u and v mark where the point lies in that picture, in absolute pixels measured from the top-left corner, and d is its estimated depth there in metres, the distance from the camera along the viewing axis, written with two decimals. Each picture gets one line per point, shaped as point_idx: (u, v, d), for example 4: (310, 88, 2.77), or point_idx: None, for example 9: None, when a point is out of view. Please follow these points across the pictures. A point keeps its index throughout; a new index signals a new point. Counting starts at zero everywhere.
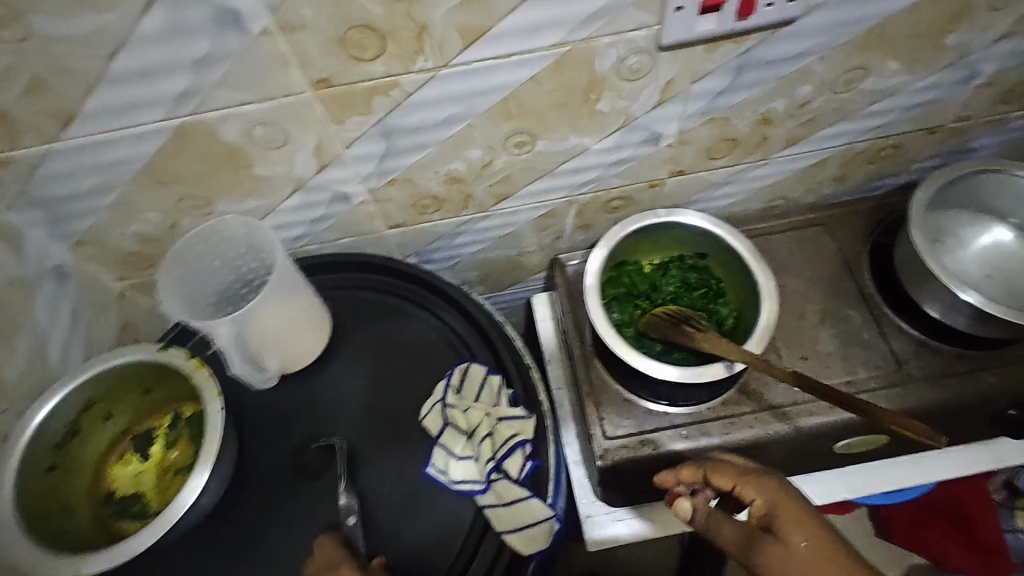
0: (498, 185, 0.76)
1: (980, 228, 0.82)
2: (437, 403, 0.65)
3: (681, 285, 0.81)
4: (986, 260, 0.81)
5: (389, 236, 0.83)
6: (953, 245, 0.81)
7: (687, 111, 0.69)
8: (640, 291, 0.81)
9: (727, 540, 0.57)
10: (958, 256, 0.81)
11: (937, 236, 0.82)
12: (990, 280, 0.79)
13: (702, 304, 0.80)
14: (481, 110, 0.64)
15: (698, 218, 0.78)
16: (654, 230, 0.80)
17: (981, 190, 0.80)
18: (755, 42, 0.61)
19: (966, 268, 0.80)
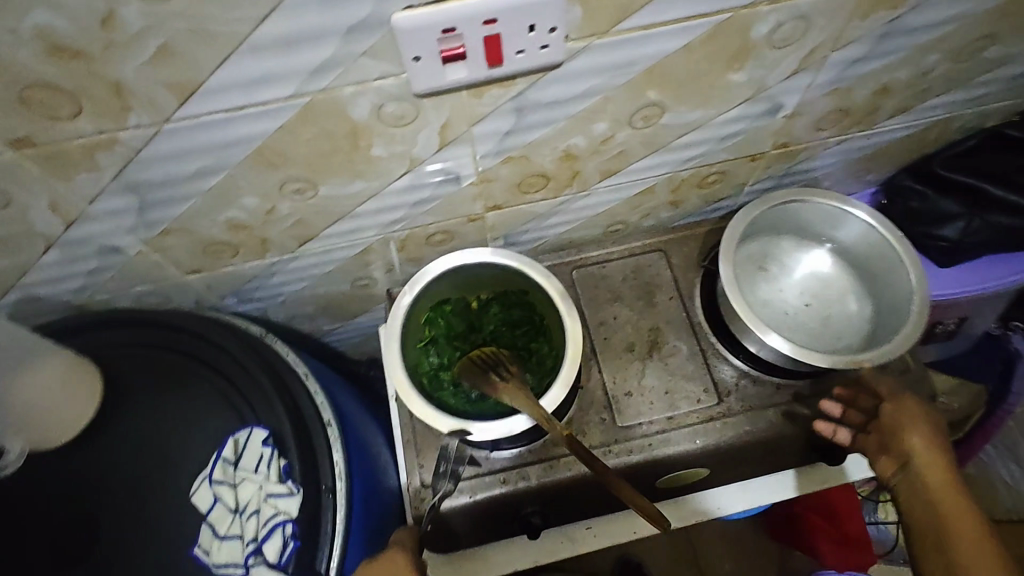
0: (295, 228, 0.71)
1: (801, 253, 0.83)
2: (204, 480, 0.61)
3: (502, 323, 0.77)
4: (805, 287, 0.81)
5: (192, 281, 0.77)
6: (777, 272, 0.81)
7: (479, 151, 0.65)
8: (459, 332, 0.77)
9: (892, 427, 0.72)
10: (781, 284, 0.81)
11: (762, 263, 0.81)
12: (808, 308, 0.79)
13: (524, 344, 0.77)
14: (234, 161, 0.58)
15: (511, 258, 0.76)
16: (472, 268, 0.77)
17: (799, 216, 0.80)
18: (526, 85, 0.57)
19: (788, 296, 0.80)
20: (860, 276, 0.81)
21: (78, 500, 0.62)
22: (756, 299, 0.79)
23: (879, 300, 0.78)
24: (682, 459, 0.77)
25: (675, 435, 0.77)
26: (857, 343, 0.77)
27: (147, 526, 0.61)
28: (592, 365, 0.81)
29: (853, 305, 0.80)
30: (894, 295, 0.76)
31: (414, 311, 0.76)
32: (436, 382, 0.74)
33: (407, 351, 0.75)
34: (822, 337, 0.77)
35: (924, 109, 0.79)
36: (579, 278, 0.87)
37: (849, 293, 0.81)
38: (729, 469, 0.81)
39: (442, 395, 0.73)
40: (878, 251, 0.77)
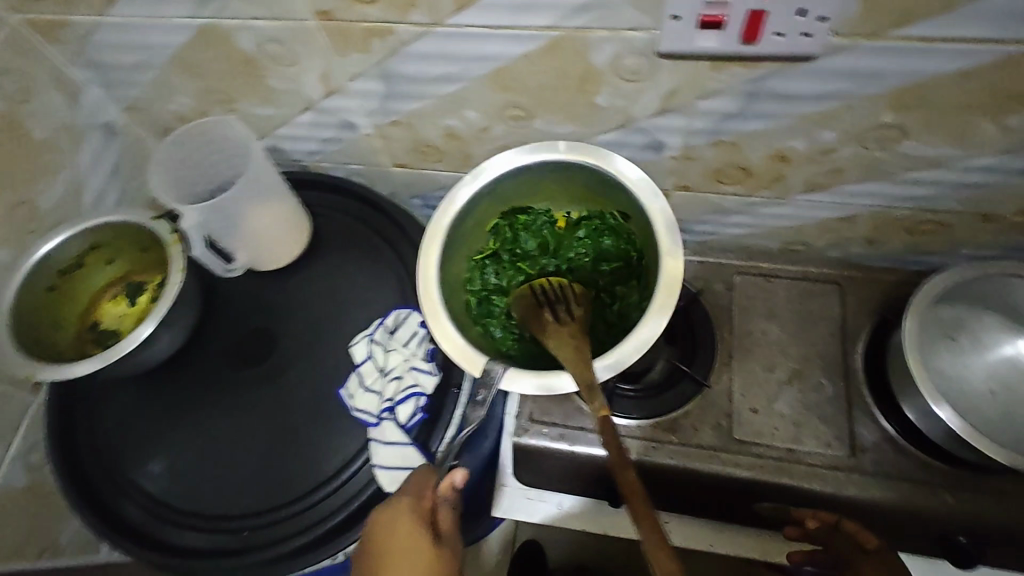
0: (498, 152, 0.77)
1: (1003, 339, 0.73)
2: (365, 338, 0.70)
3: (546, 237, 0.70)
4: (994, 374, 0.72)
5: (395, 174, 0.87)
6: (965, 348, 0.73)
7: (692, 126, 0.66)
8: (526, 250, 0.70)
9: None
10: (966, 361, 0.73)
11: (953, 333, 0.74)
12: (993, 397, 0.71)
13: (606, 286, 0.68)
14: (474, 75, 0.64)
15: (613, 162, 0.63)
16: (554, 168, 0.66)
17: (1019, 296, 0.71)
18: (769, 71, 0.56)
19: (971, 376, 0.72)
20: None
21: (268, 318, 0.75)
22: (932, 367, 0.72)
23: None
24: (787, 495, 0.74)
25: (790, 468, 0.74)
26: None
27: (312, 358, 0.72)
28: (725, 370, 0.80)
29: None
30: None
31: (474, 213, 0.67)
32: (485, 306, 0.68)
33: (456, 260, 0.68)
34: (999, 431, 0.69)
35: None
36: (739, 284, 0.85)
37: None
38: None
39: (488, 321, 0.67)
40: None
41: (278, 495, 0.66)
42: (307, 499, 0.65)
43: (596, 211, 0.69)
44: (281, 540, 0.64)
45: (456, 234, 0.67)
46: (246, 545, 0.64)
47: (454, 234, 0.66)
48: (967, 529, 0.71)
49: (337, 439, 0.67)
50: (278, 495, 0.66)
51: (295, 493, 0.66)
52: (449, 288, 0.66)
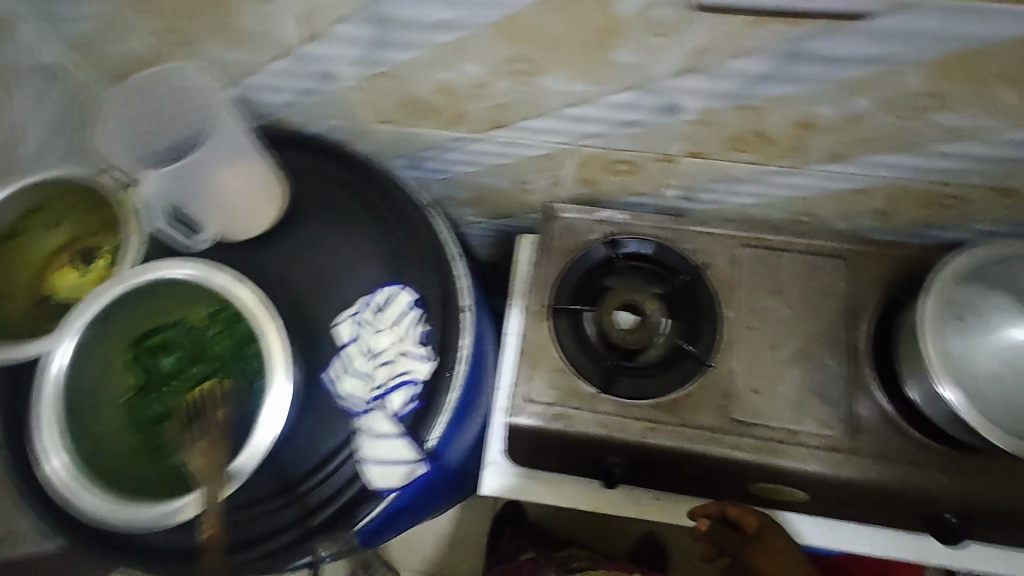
0: (497, 110, 0.70)
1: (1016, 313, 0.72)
2: (350, 317, 0.64)
3: (182, 348, 0.60)
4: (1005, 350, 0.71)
5: (379, 131, 0.79)
6: (977, 323, 0.71)
7: (715, 89, 0.60)
8: (169, 368, 0.60)
9: (761, 557, 0.78)
10: (981, 338, 0.71)
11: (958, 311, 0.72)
12: (997, 377, 0.70)
13: (224, 363, 0.59)
14: (477, 24, 0.56)
15: (226, 271, 0.60)
16: (137, 297, 0.61)
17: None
18: (814, 31, 0.50)
19: (983, 351, 0.70)
20: None
21: None
22: (949, 339, 0.70)
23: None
24: (785, 475, 0.73)
25: (789, 448, 0.73)
26: None
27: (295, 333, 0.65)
28: (725, 348, 0.77)
29: None
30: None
31: (93, 357, 0.61)
32: (155, 437, 0.59)
33: (108, 416, 0.60)
34: (999, 417, 0.68)
35: None
36: (743, 257, 0.81)
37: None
38: (823, 504, 0.76)
39: (162, 454, 0.59)
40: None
41: (256, 488, 0.60)
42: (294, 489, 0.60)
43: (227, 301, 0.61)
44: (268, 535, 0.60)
45: (83, 399, 0.60)
46: (235, 538, 0.60)
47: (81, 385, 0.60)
48: (955, 507, 0.72)
49: (324, 423, 0.62)
50: (257, 488, 0.60)
51: (275, 485, 0.60)
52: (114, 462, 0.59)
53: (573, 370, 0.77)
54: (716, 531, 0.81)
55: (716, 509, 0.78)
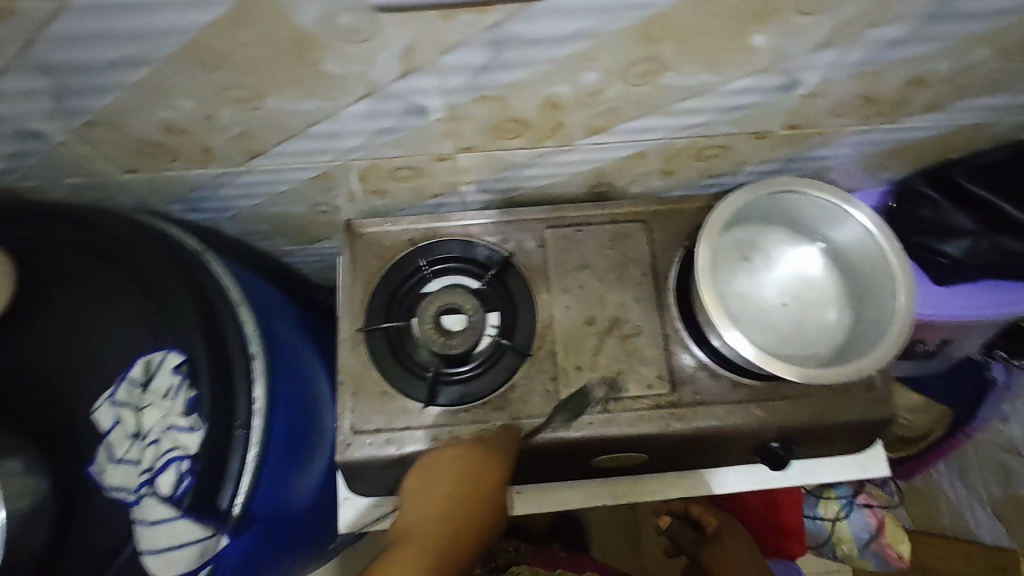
0: (241, 140, 0.64)
1: (791, 247, 0.77)
2: (106, 400, 0.58)
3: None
4: (786, 284, 0.76)
5: (131, 182, 0.71)
6: (756, 266, 0.76)
7: (447, 85, 0.57)
8: None
9: (717, 559, 0.93)
10: (761, 279, 0.75)
11: (745, 253, 0.76)
12: (785, 308, 0.74)
13: None
14: (159, 55, 0.51)
15: None
16: None
17: (800, 208, 0.74)
18: (504, 15, 0.49)
19: (766, 291, 0.75)
20: (847, 286, 0.75)
21: None
22: (731, 288, 0.74)
23: (869, 311, 0.72)
24: (622, 445, 0.74)
25: (619, 418, 0.74)
26: (825, 355, 0.72)
27: (49, 430, 0.58)
28: (544, 332, 0.77)
29: (831, 318, 0.74)
30: (878, 306, 0.70)
31: None
32: None
33: None
34: (790, 345, 0.73)
35: (963, 110, 0.71)
36: (549, 239, 0.81)
37: (833, 302, 0.75)
38: (668, 460, 0.79)
39: None
40: (873, 258, 0.70)
41: None
42: None
43: None
44: None
45: None
46: None
47: None
48: (779, 435, 0.76)
49: (95, 526, 0.56)
50: None
51: None
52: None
53: (397, 390, 0.75)
54: (681, 530, 1.01)
55: (704, 512, 0.98)
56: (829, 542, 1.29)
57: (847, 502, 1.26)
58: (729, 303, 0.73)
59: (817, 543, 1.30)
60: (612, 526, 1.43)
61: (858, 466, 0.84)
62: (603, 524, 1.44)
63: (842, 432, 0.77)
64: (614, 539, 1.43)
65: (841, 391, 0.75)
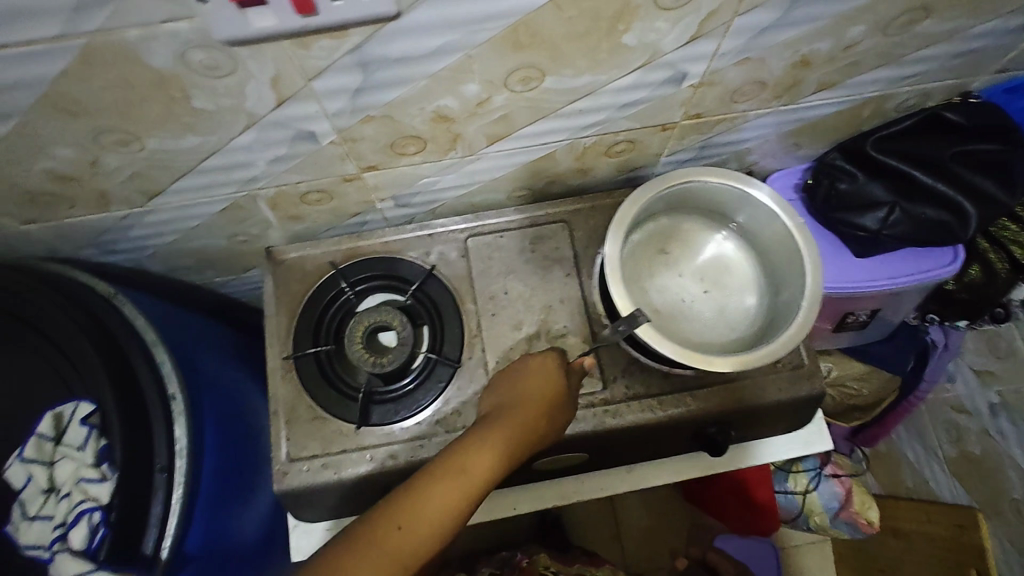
0: (134, 182, 0.63)
1: (704, 237, 0.78)
2: (15, 458, 0.56)
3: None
4: (704, 275, 0.77)
5: (34, 231, 0.70)
6: (672, 262, 0.77)
7: (329, 109, 0.57)
8: None
9: None
10: (678, 274, 0.76)
11: (661, 246, 0.77)
12: (705, 296, 0.76)
13: None
14: (20, 108, 0.50)
15: None
16: None
17: (706, 196, 0.75)
18: (363, 38, 0.49)
19: (685, 282, 0.76)
20: (763, 269, 0.76)
21: None
22: (649, 287, 0.75)
23: (784, 290, 0.72)
24: (561, 446, 0.75)
25: None
26: (748, 339, 0.73)
27: None
28: (475, 343, 0.77)
29: (750, 303, 0.76)
30: (792, 284, 0.71)
31: None
32: None
33: None
34: (715, 330, 0.74)
35: (856, 85, 0.72)
36: (472, 248, 0.81)
37: (752, 287, 0.76)
38: (612, 457, 0.79)
39: None
40: (783, 237, 0.71)
41: None
42: None
43: None
44: None
45: None
46: None
47: None
48: (716, 420, 0.76)
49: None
50: None
51: None
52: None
53: (330, 415, 0.74)
54: None
55: None
56: (801, 515, 1.30)
57: (815, 474, 1.27)
58: (647, 304, 0.74)
59: (790, 516, 1.32)
60: (592, 520, 1.44)
61: (802, 442, 0.85)
62: (583, 519, 1.44)
63: (779, 412, 0.77)
64: (597, 530, 1.43)
65: (772, 371, 0.76)
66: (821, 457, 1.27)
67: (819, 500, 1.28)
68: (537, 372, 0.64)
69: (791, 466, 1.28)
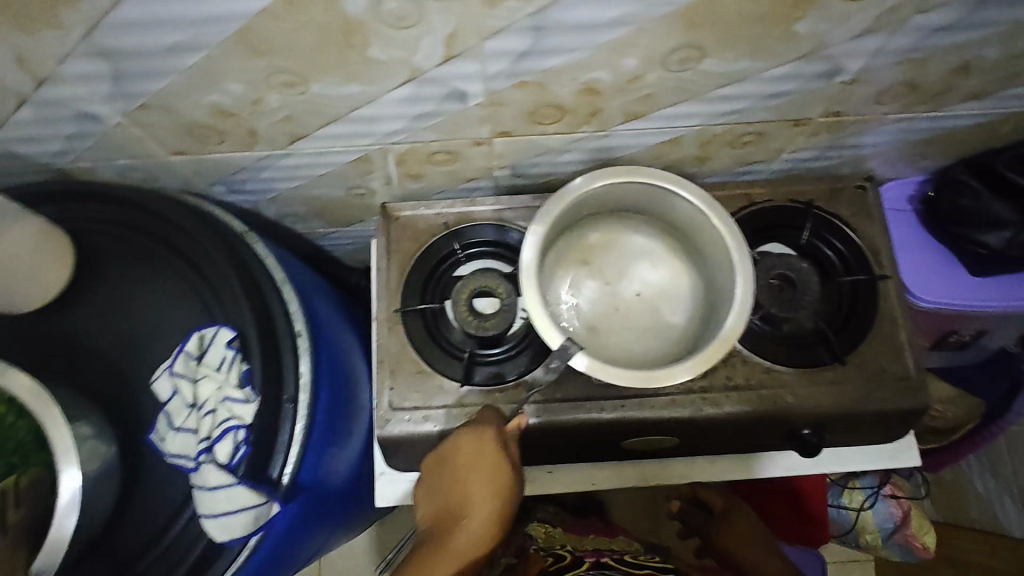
0: (283, 125, 0.66)
1: (611, 235, 0.82)
2: (166, 371, 0.60)
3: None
4: (619, 271, 0.82)
5: (178, 162, 0.74)
6: (603, 270, 0.82)
7: (489, 70, 0.58)
8: None
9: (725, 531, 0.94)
10: (564, 281, 0.81)
11: (583, 256, 0.82)
12: (637, 298, 0.80)
13: (23, 458, 0.55)
14: (213, 42, 0.53)
15: None
16: None
17: (614, 194, 0.79)
18: (549, 1, 0.50)
19: (626, 287, 0.81)
20: (700, 294, 0.80)
21: (59, 363, 0.63)
22: (529, 299, 0.79)
23: (716, 284, 0.77)
24: (655, 427, 0.76)
25: (652, 401, 0.75)
26: (676, 352, 0.78)
27: (119, 400, 0.61)
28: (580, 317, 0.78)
29: (681, 319, 0.80)
30: (722, 278, 0.75)
31: None
32: None
33: None
34: (633, 347, 0.79)
35: (1005, 97, 0.70)
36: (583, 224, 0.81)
37: (682, 304, 0.81)
38: (702, 444, 0.80)
39: None
40: (713, 236, 0.74)
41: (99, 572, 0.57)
42: (144, 559, 0.57)
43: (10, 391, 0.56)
44: None
45: None
46: None
47: None
48: (810, 421, 0.77)
49: (162, 486, 0.59)
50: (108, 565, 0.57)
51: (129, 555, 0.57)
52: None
53: (434, 371, 0.76)
54: (686, 510, 1.05)
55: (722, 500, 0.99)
56: (853, 531, 1.29)
57: (873, 492, 1.25)
58: (558, 318, 0.79)
59: (841, 531, 1.30)
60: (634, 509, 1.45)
61: (889, 456, 0.84)
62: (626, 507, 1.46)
63: (875, 421, 0.77)
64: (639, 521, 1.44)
65: (875, 378, 0.76)
66: (881, 476, 1.25)
67: (873, 519, 1.27)
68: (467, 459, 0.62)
69: (848, 482, 1.27)
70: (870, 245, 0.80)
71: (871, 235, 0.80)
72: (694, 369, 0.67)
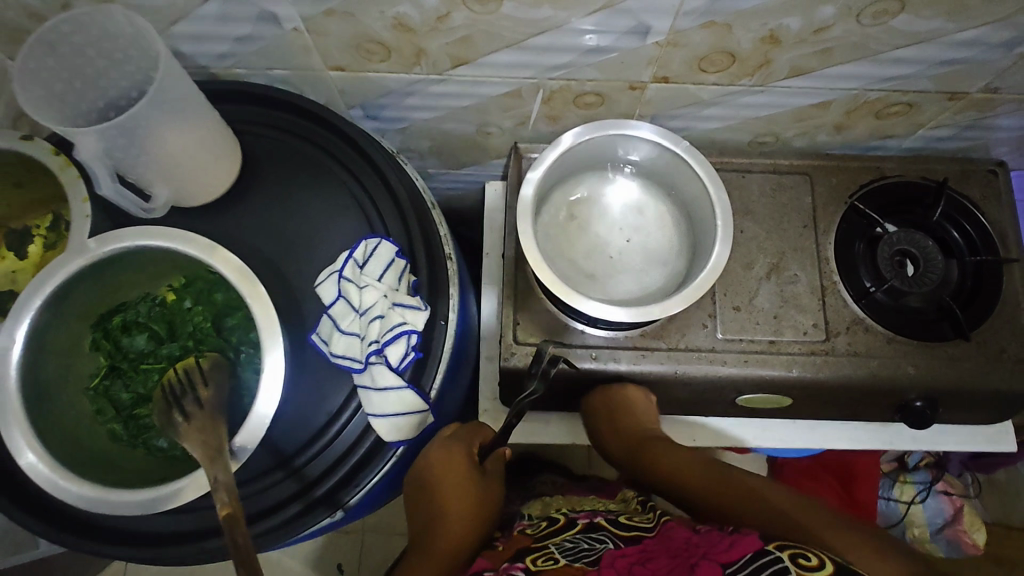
0: (454, 46, 0.66)
1: (597, 188, 0.77)
2: (334, 274, 0.60)
3: (152, 325, 0.56)
4: (612, 221, 0.76)
5: (331, 78, 0.74)
6: (588, 224, 0.76)
7: (685, 6, 0.59)
8: (140, 350, 0.56)
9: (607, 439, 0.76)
10: (588, 238, 0.75)
11: (570, 214, 0.76)
12: (627, 245, 0.75)
13: (202, 343, 0.56)
14: None
15: (184, 237, 0.55)
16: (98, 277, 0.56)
17: (587, 150, 0.74)
18: None
19: (607, 237, 0.76)
20: (691, 251, 0.74)
21: None
22: (562, 254, 0.74)
23: (697, 239, 0.74)
24: (773, 385, 0.76)
25: (774, 359, 0.76)
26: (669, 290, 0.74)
27: (281, 300, 0.62)
28: None
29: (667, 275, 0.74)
30: (704, 228, 0.73)
31: (50, 339, 0.55)
32: (135, 423, 0.55)
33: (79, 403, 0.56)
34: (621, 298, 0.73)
35: None
36: None
37: (673, 259, 0.76)
38: (812, 406, 0.81)
39: (146, 440, 0.55)
40: (697, 187, 0.72)
41: (262, 462, 0.58)
42: (304, 456, 0.58)
43: (197, 274, 0.58)
44: (256, 515, 0.58)
45: (46, 387, 0.54)
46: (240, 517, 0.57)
47: (35, 369, 0.53)
48: (922, 394, 0.77)
49: (326, 385, 0.60)
50: (269, 458, 0.58)
51: (290, 450, 0.58)
52: (82, 459, 0.54)
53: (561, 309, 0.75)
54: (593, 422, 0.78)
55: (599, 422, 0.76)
56: (900, 524, 1.30)
57: (923, 488, 1.28)
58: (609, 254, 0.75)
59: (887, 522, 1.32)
60: None
61: (986, 439, 0.85)
62: None
63: (988, 399, 0.77)
64: None
65: (996, 359, 0.76)
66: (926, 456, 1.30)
67: (922, 513, 1.28)
68: (452, 471, 0.67)
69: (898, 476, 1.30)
70: (996, 228, 0.81)
71: (998, 217, 0.81)
72: (688, 299, 0.66)
